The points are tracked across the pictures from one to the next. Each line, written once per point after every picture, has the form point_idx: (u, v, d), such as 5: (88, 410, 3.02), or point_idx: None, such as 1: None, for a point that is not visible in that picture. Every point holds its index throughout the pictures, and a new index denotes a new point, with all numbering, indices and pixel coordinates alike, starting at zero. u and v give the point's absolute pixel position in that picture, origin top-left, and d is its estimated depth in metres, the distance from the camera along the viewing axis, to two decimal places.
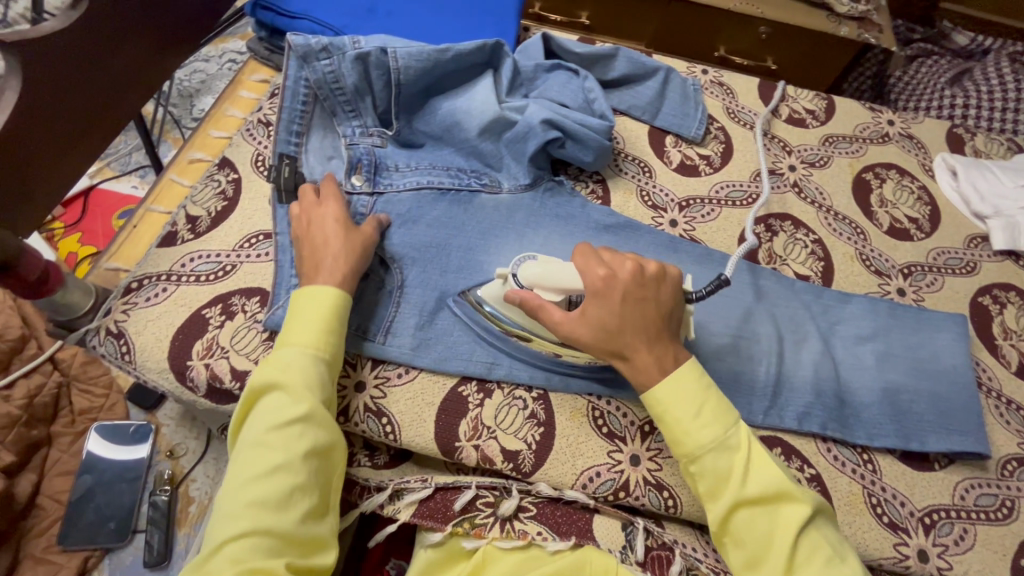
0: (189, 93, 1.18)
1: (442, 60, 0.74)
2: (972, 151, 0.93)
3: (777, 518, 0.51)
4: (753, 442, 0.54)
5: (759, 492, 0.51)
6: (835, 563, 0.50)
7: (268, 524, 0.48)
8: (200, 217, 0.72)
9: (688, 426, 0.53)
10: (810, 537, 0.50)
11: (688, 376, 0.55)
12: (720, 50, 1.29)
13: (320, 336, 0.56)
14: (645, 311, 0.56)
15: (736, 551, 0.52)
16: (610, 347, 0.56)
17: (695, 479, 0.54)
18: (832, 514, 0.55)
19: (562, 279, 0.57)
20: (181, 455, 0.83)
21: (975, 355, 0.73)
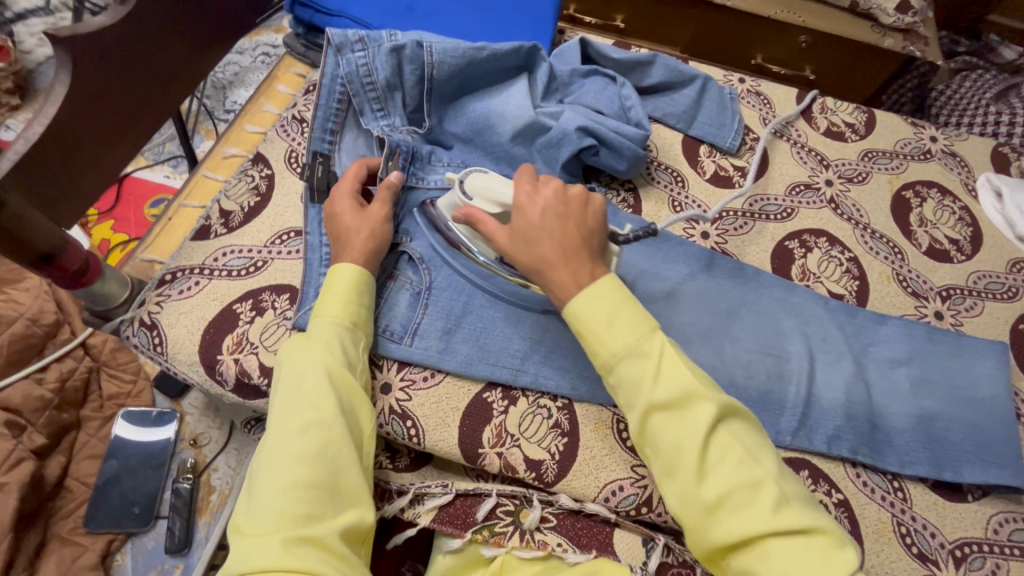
0: (223, 86, 1.19)
1: (478, 59, 0.74)
2: (1018, 171, 0.90)
3: (687, 421, 0.47)
4: (668, 348, 0.50)
5: (669, 396, 0.47)
6: (746, 462, 0.46)
7: (308, 476, 0.48)
8: (233, 212, 0.73)
9: (602, 337, 0.50)
10: (721, 438, 0.47)
11: (605, 289, 0.52)
12: (757, 58, 1.27)
13: (346, 306, 0.58)
14: (567, 225, 0.55)
15: (655, 460, 0.49)
16: (528, 258, 0.55)
17: (615, 391, 0.51)
18: (751, 417, 0.51)
19: (500, 192, 0.60)
20: (204, 445, 0.84)
21: (1014, 385, 0.71)
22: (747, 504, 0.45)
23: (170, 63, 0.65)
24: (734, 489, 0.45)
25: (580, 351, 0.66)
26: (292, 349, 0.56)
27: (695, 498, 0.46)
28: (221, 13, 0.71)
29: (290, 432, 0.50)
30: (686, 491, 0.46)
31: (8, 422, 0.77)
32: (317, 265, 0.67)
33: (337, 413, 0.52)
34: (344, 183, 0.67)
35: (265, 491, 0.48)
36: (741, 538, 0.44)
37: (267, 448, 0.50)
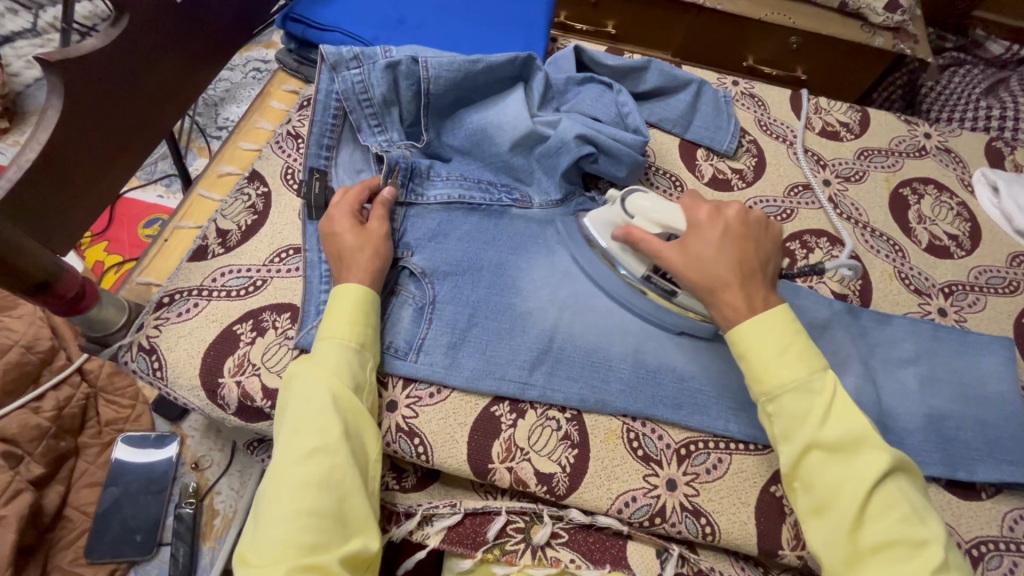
0: (214, 103, 1.18)
1: (472, 72, 0.73)
2: (1013, 166, 0.90)
3: (853, 466, 0.48)
4: (839, 389, 0.51)
5: (837, 438, 0.49)
6: (914, 521, 0.47)
7: (313, 503, 0.47)
8: (231, 231, 0.72)
9: (770, 364, 0.52)
10: (887, 492, 0.48)
11: (775, 320, 0.54)
12: (747, 59, 1.27)
13: (352, 326, 0.57)
14: (742, 246, 0.59)
15: (805, 496, 0.50)
16: (700, 278, 0.57)
17: (771, 421, 0.53)
18: (913, 467, 0.52)
19: (667, 213, 0.61)
20: (206, 468, 0.83)
21: (1021, 380, 0.71)
22: (906, 561, 0.46)
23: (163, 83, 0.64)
24: (894, 542, 0.46)
25: (587, 359, 0.65)
26: (298, 371, 0.55)
27: (847, 544, 0.47)
28: (212, 32, 0.70)
29: (296, 457, 0.49)
30: (836, 534, 0.48)
31: (4, 453, 0.75)
32: (318, 283, 0.67)
33: (342, 439, 0.51)
34: (342, 205, 0.66)
35: (272, 517, 0.47)
36: None
37: (273, 473, 0.50)
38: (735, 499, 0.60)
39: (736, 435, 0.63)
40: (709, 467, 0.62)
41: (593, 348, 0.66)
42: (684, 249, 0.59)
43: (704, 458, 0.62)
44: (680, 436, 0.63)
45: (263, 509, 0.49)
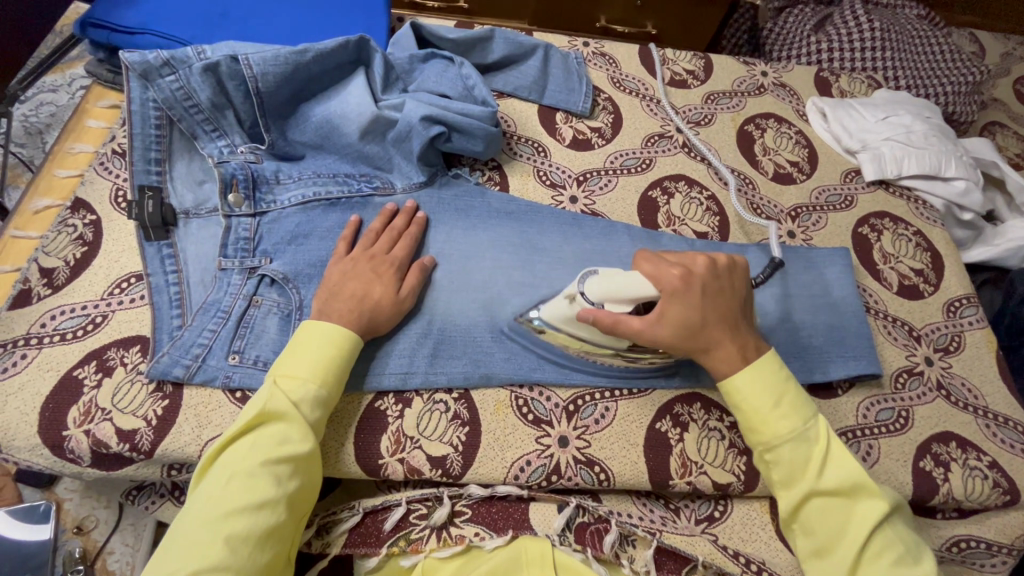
0: (38, 130, 1.06)
1: (304, 62, 0.69)
2: (838, 92, 0.99)
3: (852, 511, 0.53)
4: (831, 437, 0.56)
5: (834, 484, 0.54)
6: (908, 562, 0.52)
7: (240, 561, 0.46)
8: (57, 268, 0.64)
9: (767, 416, 0.57)
10: (882, 535, 0.53)
11: (766, 370, 0.58)
12: (601, 20, 1.32)
13: (336, 376, 0.56)
14: (720, 303, 0.59)
15: (806, 538, 0.55)
16: (693, 343, 0.58)
17: (769, 468, 0.57)
18: (903, 507, 0.56)
19: (632, 290, 0.56)
20: (92, 529, 0.75)
21: (862, 283, 0.79)
22: None
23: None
24: None
25: (468, 336, 0.65)
26: (278, 408, 0.53)
27: None
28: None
29: (240, 510, 0.48)
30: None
31: None
32: (169, 308, 0.62)
33: (287, 497, 0.50)
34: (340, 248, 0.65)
35: (182, 568, 0.45)
36: None
37: (207, 514, 0.47)
38: (625, 442, 0.63)
39: (618, 382, 0.65)
40: (597, 418, 0.64)
41: (471, 325, 0.66)
42: (670, 317, 0.57)
43: (592, 409, 0.64)
44: (567, 394, 0.65)
45: (178, 549, 0.46)
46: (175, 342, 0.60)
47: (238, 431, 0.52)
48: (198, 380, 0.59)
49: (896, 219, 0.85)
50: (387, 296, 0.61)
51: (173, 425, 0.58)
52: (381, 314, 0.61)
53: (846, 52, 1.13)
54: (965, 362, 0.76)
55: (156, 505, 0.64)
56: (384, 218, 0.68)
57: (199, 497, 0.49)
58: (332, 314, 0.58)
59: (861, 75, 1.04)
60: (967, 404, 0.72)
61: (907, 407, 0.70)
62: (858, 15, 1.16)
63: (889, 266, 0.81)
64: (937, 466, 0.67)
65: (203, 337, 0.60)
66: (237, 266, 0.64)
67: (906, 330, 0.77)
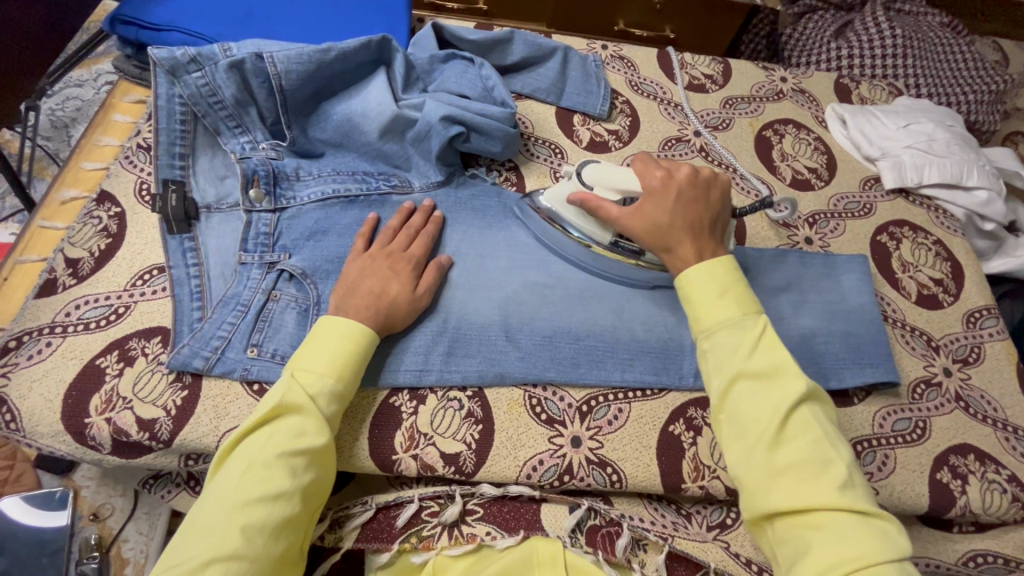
0: (63, 124, 1.09)
1: (326, 61, 0.70)
2: (859, 99, 0.98)
3: (775, 392, 0.50)
4: (768, 329, 0.54)
5: (761, 367, 0.51)
6: (826, 444, 0.48)
7: (255, 551, 0.47)
8: (82, 259, 0.66)
9: (709, 306, 0.55)
10: (802, 418, 0.50)
11: (716, 268, 0.57)
12: (619, 24, 1.32)
13: (352, 371, 0.57)
14: (695, 210, 0.61)
15: (729, 423, 0.52)
16: (657, 241, 0.60)
17: (705, 356, 0.55)
18: (831, 406, 0.54)
19: (621, 179, 0.63)
20: (107, 517, 0.76)
21: (880, 291, 0.78)
22: (814, 480, 0.47)
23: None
24: (806, 463, 0.48)
25: (482, 334, 0.65)
26: (294, 401, 0.53)
27: (763, 462, 0.48)
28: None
29: (254, 500, 0.48)
30: (752, 455, 0.49)
31: None
32: (189, 301, 0.63)
33: (300, 489, 0.51)
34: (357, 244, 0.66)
35: (197, 556, 0.45)
36: (797, 506, 0.46)
37: (223, 503, 0.48)
38: (638, 445, 0.63)
39: (632, 384, 0.65)
40: (610, 419, 0.64)
41: (486, 323, 0.66)
42: (643, 212, 0.61)
43: (605, 411, 0.64)
44: (580, 395, 0.65)
45: (194, 538, 0.47)
46: (195, 334, 0.61)
47: (256, 422, 0.52)
48: (217, 372, 0.60)
49: (916, 228, 0.84)
50: (403, 292, 0.62)
51: (192, 415, 0.59)
52: (398, 311, 0.61)
53: (867, 59, 1.13)
54: (984, 374, 0.75)
55: (171, 494, 0.65)
56: (402, 216, 0.69)
57: (216, 485, 0.50)
58: (349, 309, 0.59)
59: (882, 82, 1.03)
60: (987, 416, 0.71)
61: (925, 418, 0.70)
62: (880, 22, 1.16)
63: (908, 274, 0.80)
64: (955, 478, 0.66)
65: (222, 329, 0.61)
66: (256, 261, 0.65)
67: (924, 339, 0.76)
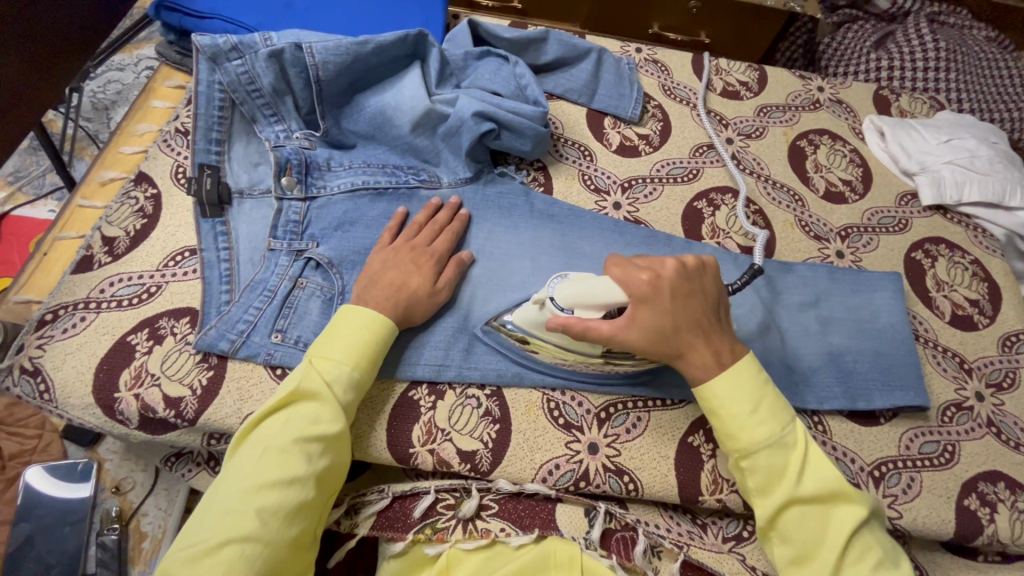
0: (105, 106, 1.12)
1: (363, 54, 0.70)
2: (898, 112, 0.96)
3: (830, 517, 0.52)
4: (809, 440, 0.55)
5: (813, 491, 0.53)
6: (887, 567, 0.51)
7: (270, 534, 0.48)
8: (117, 238, 0.67)
9: (744, 423, 0.54)
10: (860, 541, 0.52)
11: (745, 371, 0.56)
12: (653, 27, 1.31)
13: (368, 361, 0.57)
14: (692, 306, 0.57)
15: (783, 546, 0.53)
16: (666, 350, 0.56)
17: (745, 475, 0.55)
18: (879, 512, 0.56)
19: (601, 294, 0.54)
20: (128, 490, 0.78)
21: (912, 309, 0.76)
22: None
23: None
24: None
25: (503, 333, 0.65)
26: (311, 387, 0.54)
27: None
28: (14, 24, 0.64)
29: (270, 485, 0.49)
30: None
31: None
32: (218, 283, 0.64)
33: (316, 475, 0.51)
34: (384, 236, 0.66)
35: (214, 536, 0.46)
36: None
37: (240, 485, 0.49)
38: (656, 453, 0.62)
39: (652, 392, 0.65)
40: (628, 426, 0.63)
41: None
42: (638, 322, 0.55)
43: (623, 417, 0.64)
44: (599, 400, 0.64)
45: (211, 519, 0.47)
46: (222, 316, 0.62)
47: (274, 408, 0.53)
48: (242, 355, 0.61)
49: (953, 246, 0.82)
50: (425, 286, 0.62)
51: (217, 396, 0.60)
52: (421, 305, 0.62)
53: (908, 71, 1.10)
54: (1019, 401, 0.72)
55: (192, 473, 0.67)
56: (428, 211, 0.69)
57: (234, 468, 0.51)
58: (370, 300, 0.59)
59: (923, 95, 1.01)
60: (1020, 445, 0.69)
61: (953, 441, 0.68)
62: (923, 34, 1.13)
63: (942, 294, 0.78)
64: (983, 506, 0.64)
65: (248, 314, 0.62)
66: (285, 248, 0.66)
67: (957, 362, 0.73)
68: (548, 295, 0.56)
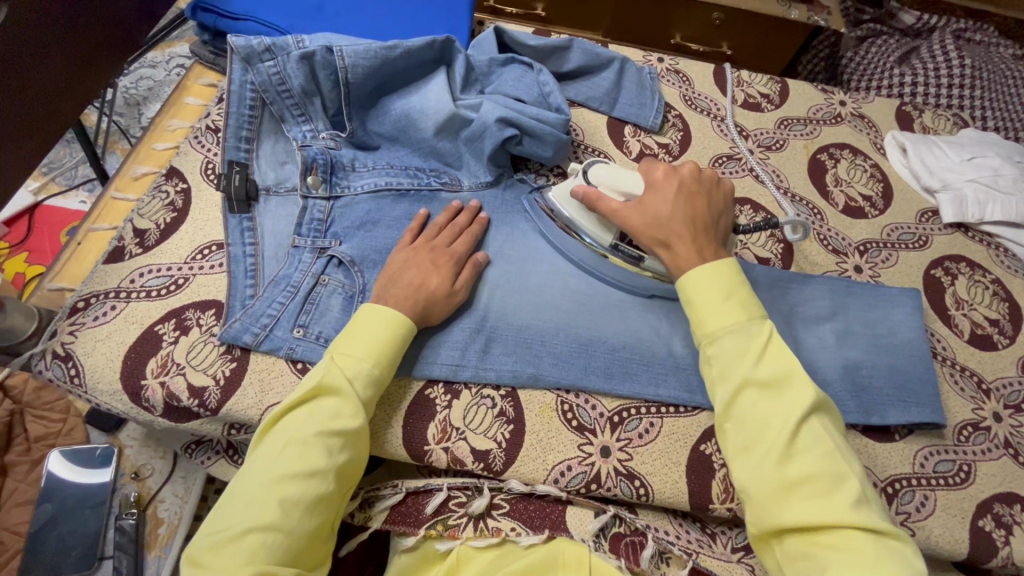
0: (136, 102, 1.15)
1: (391, 58, 0.72)
2: (921, 128, 0.95)
3: (782, 402, 0.50)
4: (773, 335, 0.54)
5: (769, 377, 0.51)
6: (835, 457, 0.48)
7: (291, 524, 0.49)
8: (148, 230, 0.70)
9: (710, 307, 0.55)
10: (811, 428, 0.50)
11: (723, 269, 0.57)
12: (675, 37, 1.32)
13: (388, 358, 0.58)
14: (696, 203, 0.62)
15: (736, 432, 0.52)
16: (656, 235, 0.61)
17: (710, 363, 0.55)
18: (835, 414, 0.54)
19: (624, 180, 0.64)
20: (147, 477, 0.80)
21: (930, 327, 0.75)
22: (824, 496, 0.47)
23: (35, 80, 0.64)
24: (816, 475, 0.47)
25: (519, 336, 0.66)
26: (333, 382, 0.55)
27: (775, 476, 0.48)
28: (60, 22, 0.66)
29: (292, 476, 0.50)
30: (762, 467, 0.49)
31: None
32: (244, 278, 0.66)
33: (336, 468, 0.52)
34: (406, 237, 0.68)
35: (238, 525, 0.48)
36: (811, 521, 0.46)
37: (264, 476, 0.50)
38: (668, 461, 0.63)
39: (665, 400, 0.65)
40: (641, 432, 0.64)
41: (524, 325, 0.67)
42: (644, 208, 0.62)
43: (636, 423, 0.64)
44: (612, 405, 0.65)
45: (235, 508, 0.49)
46: (247, 310, 0.63)
47: (296, 401, 0.54)
48: (264, 348, 0.63)
49: (973, 264, 0.81)
50: (443, 286, 0.63)
51: (239, 386, 0.61)
52: (439, 304, 0.63)
53: (933, 87, 1.09)
54: None
55: (211, 461, 0.68)
56: (448, 215, 0.70)
57: (257, 458, 0.52)
58: (390, 299, 0.61)
59: (947, 112, 1.00)
60: None
61: (969, 461, 0.67)
62: (948, 51, 1.12)
63: (961, 312, 0.77)
64: (998, 527, 0.63)
65: (272, 308, 0.64)
66: (309, 245, 0.68)
67: (975, 381, 0.73)
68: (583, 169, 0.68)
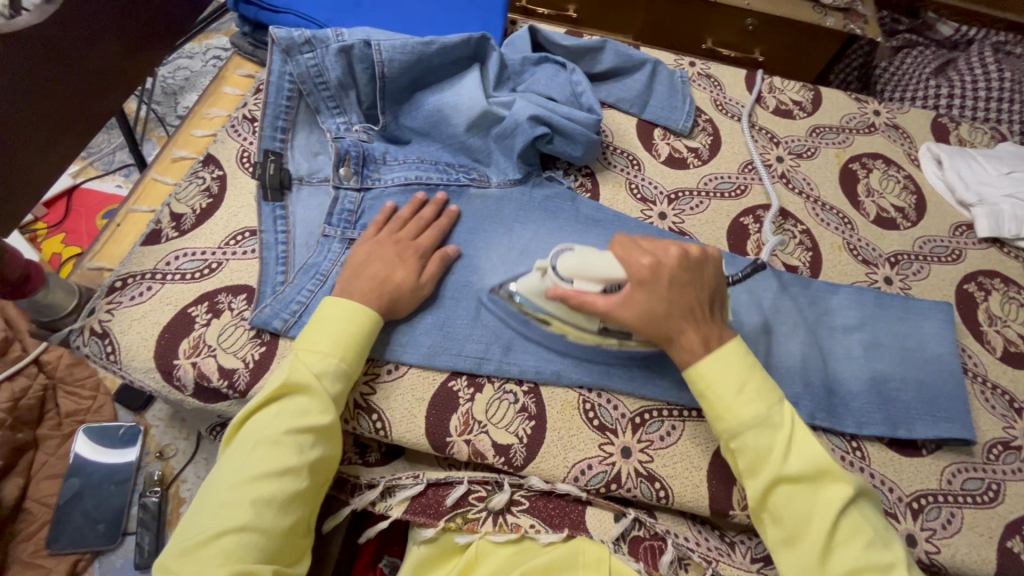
0: (173, 91, 1.18)
1: (427, 53, 0.73)
2: (958, 140, 0.94)
3: (816, 497, 0.52)
4: (795, 420, 0.55)
5: (799, 471, 0.52)
6: (878, 546, 0.50)
7: (265, 523, 0.50)
8: (184, 215, 0.71)
9: (730, 402, 0.55)
10: (852, 518, 0.51)
11: (731, 351, 0.56)
12: (707, 42, 1.31)
13: (353, 354, 0.58)
14: (687, 295, 0.57)
15: (774, 527, 0.53)
16: (658, 332, 0.56)
17: (735, 455, 0.55)
18: (873, 492, 0.55)
19: (605, 269, 0.57)
20: (171, 457, 0.82)
21: (962, 342, 0.74)
22: None
23: (83, 63, 0.67)
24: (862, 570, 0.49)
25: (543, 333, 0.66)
26: (300, 381, 0.55)
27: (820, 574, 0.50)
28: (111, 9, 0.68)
29: (263, 476, 0.51)
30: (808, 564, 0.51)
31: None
32: (275, 264, 0.67)
33: (309, 463, 0.53)
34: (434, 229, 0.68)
35: (213, 526, 0.49)
36: None
37: (234, 477, 0.51)
38: (689, 464, 0.62)
39: (688, 403, 0.65)
40: (662, 435, 0.63)
41: None
42: (633, 303, 0.56)
43: (657, 425, 0.64)
44: (634, 406, 0.65)
45: (209, 509, 0.50)
46: (277, 296, 0.65)
47: (263, 401, 0.55)
48: (293, 334, 0.64)
49: (1008, 281, 0.80)
50: (410, 279, 0.63)
51: (268, 370, 0.62)
52: None
53: (969, 100, 1.08)
54: None
55: None
56: (436, 207, 0.70)
57: (228, 460, 0.53)
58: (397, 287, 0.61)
59: (985, 125, 0.98)
60: None
61: (998, 480, 0.66)
62: (987, 64, 1.11)
63: (994, 328, 0.76)
64: None
65: (301, 295, 0.65)
66: (339, 235, 0.69)
67: (1007, 399, 0.71)
68: (551, 263, 0.60)
